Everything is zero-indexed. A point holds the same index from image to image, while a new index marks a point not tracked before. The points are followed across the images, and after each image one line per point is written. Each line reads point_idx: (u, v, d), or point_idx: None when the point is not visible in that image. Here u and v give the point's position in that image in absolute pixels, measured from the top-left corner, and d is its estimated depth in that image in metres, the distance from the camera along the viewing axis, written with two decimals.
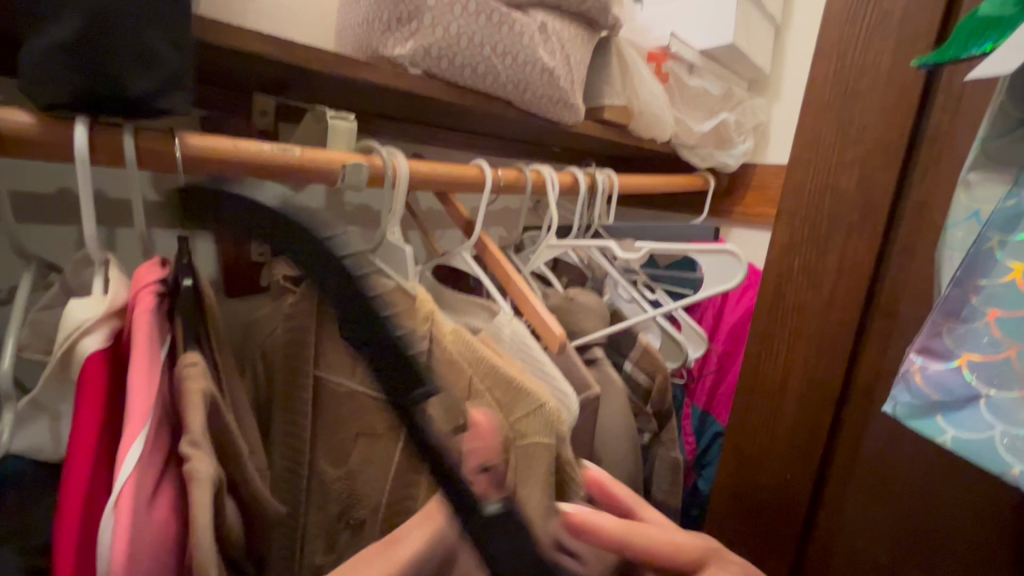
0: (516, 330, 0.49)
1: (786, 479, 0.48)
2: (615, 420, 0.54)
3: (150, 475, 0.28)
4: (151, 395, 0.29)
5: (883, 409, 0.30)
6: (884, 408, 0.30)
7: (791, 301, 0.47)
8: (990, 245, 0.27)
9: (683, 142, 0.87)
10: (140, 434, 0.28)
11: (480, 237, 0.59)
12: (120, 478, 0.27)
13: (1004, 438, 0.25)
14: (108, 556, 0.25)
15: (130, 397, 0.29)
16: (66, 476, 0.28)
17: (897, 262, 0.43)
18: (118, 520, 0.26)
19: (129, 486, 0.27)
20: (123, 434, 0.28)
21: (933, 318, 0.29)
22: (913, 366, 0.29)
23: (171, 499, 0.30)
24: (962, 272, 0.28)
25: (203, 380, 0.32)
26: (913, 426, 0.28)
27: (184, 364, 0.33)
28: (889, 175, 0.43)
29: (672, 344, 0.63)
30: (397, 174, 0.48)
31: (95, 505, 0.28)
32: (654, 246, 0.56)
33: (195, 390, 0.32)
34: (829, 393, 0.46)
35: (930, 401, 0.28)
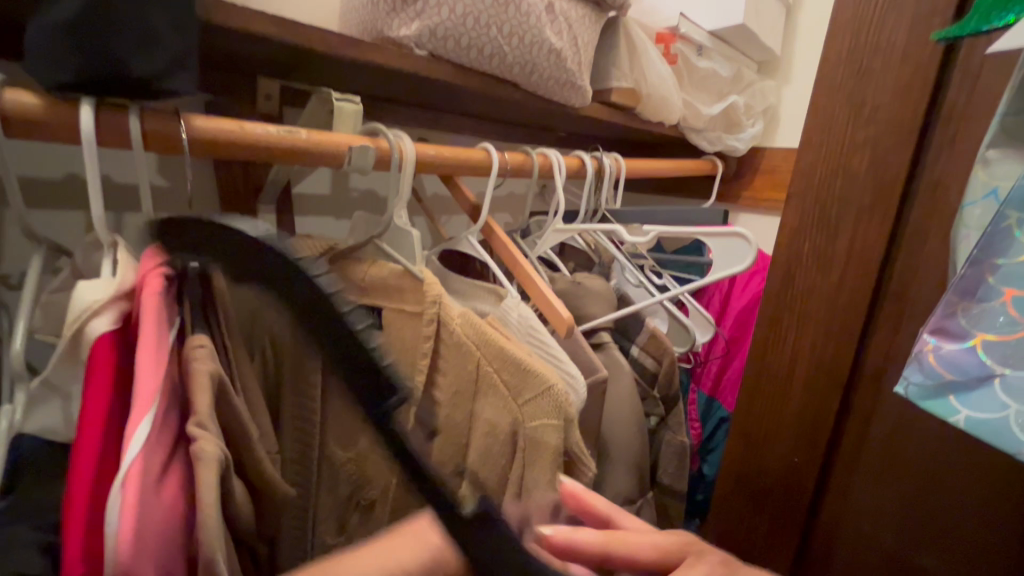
0: (523, 314, 0.49)
1: (793, 463, 0.48)
2: (622, 404, 0.54)
3: (156, 454, 0.28)
4: (159, 377, 0.30)
5: (895, 390, 0.30)
6: (895, 389, 0.30)
7: (801, 285, 0.47)
8: (1008, 224, 0.27)
9: (691, 126, 0.85)
10: (147, 414, 0.28)
11: (487, 222, 0.59)
12: (127, 458, 0.27)
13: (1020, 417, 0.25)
14: (114, 533, 0.25)
15: (136, 379, 0.29)
16: (75, 455, 0.28)
17: (909, 246, 0.42)
18: (125, 498, 0.26)
19: (136, 466, 0.27)
20: (129, 415, 0.28)
21: (948, 298, 0.28)
22: (926, 347, 0.29)
23: (182, 479, 0.30)
24: (978, 252, 0.27)
25: (211, 363, 0.33)
26: (925, 406, 0.28)
27: (192, 347, 0.33)
28: (903, 155, 0.42)
29: (679, 329, 0.63)
30: (403, 157, 0.48)
31: (105, 483, 0.28)
32: (662, 230, 0.55)
33: (203, 372, 0.32)
34: (838, 378, 0.45)
35: (943, 381, 0.28)
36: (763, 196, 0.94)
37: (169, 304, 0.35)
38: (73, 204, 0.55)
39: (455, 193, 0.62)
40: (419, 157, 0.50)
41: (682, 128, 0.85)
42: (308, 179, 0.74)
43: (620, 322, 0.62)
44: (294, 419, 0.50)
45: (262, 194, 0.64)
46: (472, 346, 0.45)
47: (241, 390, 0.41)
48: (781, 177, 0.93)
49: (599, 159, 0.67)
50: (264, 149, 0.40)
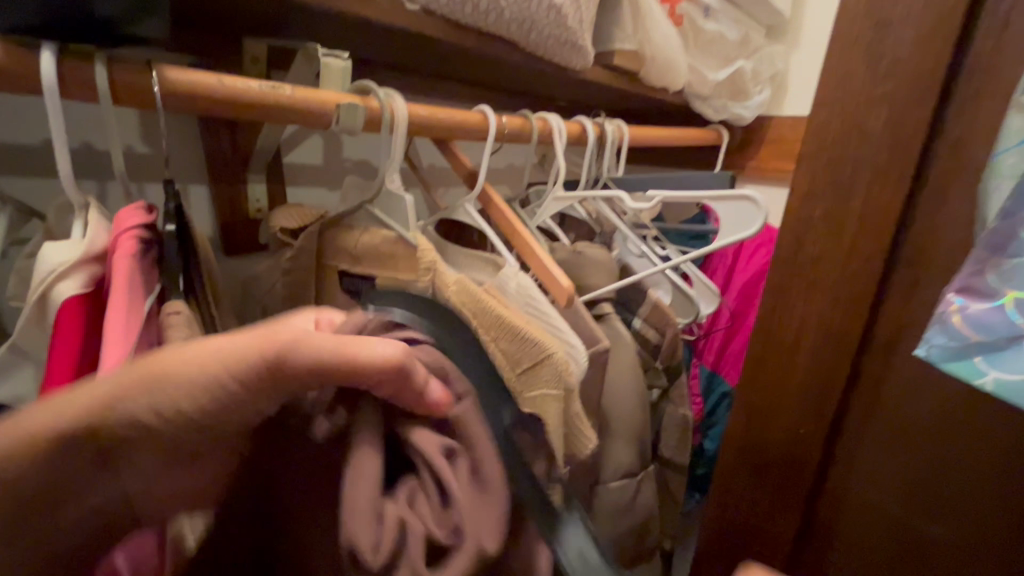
0: (522, 283, 0.47)
1: (799, 434, 0.47)
2: (623, 376, 0.52)
3: None
4: (127, 343, 0.28)
5: (916, 352, 0.29)
6: (916, 351, 0.29)
7: (810, 251, 0.45)
8: None
9: (695, 92, 0.82)
10: None
11: (484, 189, 0.56)
12: None
13: None
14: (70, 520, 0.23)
15: (104, 346, 0.28)
16: None
17: (926, 208, 0.40)
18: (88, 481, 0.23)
19: None
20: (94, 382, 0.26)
21: (977, 255, 0.27)
22: (951, 307, 0.28)
23: None
24: (1014, 205, 0.26)
25: (188, 331, 0.31)
26: (947, 368, 0.28)
27: (168, 313, 0.31)
28: (924, 111, 0.39)
29: (683, 300, 0.61)
30: (394, 117, 0.45)
31: None
32: (667, 195, 0.53)
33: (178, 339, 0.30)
34: (847, 346, 0.44)
35: (969, 342, 0.27)
36: (770, 166, 0.91)
37: (149, 270, 0.34)
38: (51, 172, 0.53)
39: (450, 160, 0.59)
40: (413, 118, 0.48)
41: (686, 95, 0.82)
42: (299, 147, 0.71)
43: (621, 293, 0.60)
44: None
45: (251, 162, 0.62)
46: (469, 315, 0.43)
47: None
48: (788, 147, 0.90)
49: (601, 125, 0.65)
50: (243, 105, 0.38)
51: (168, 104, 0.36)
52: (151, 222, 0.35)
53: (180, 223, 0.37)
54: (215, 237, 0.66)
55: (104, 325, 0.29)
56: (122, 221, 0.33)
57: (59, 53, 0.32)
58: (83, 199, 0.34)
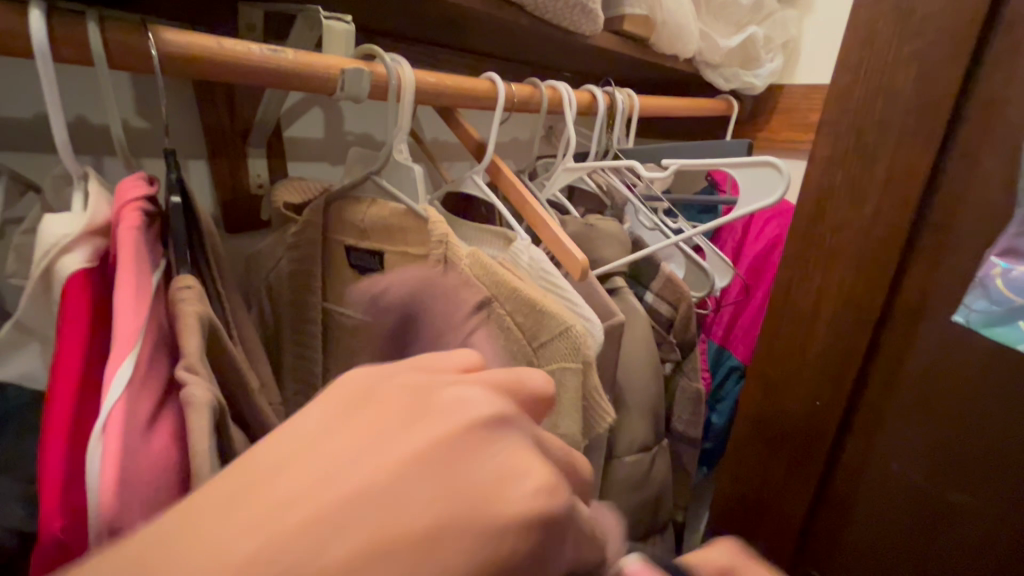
0: (534, 256, 0.46)
1: (815, 406, 0.46)
2: (637, 349, 0.52)
3: (145, 396, 0.26)
4: (140, 318, 0.27)
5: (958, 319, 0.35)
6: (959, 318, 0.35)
7: (831, 220, 0.43)
8: None
9: (707, 61, 0.80)
10: (130, 353, 0.26)
11: (492, 161, 0.55)
12: (106, 404, 0.24)
13: None
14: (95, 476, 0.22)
15: (116, 318, 0.27)
16: (52, 391, 0.26)
17: (957, 171, 0.38)
18: (106, 444, 0.23)
19: (116, 413, 0.24)
20: (113, 350, 0.25)
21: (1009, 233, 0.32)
22: (995, 271, 0.33)
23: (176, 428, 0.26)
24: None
25: (200, 305, 0.30)
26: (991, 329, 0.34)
27: (178, 287, 0.30)
28: (954, 71, 0.37)
29: (696, 273, 0.60)
30: (401, 83, 0.44)
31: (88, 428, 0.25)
32: (682, 164, 0.51)
33: (191, 313, 0.29)
34: (867, 316, 0.43)
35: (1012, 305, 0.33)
36: (781, 137, 0.89)
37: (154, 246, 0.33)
38: (47, 147, 0.51)
39: (457, 130, 0.57)
40: (419, 85, 0.46)
41: (697, 63, 0.80)
42: (301, 121, 0.69)
43: (633, 267, 0.59)
44: (295, 363, 0.50)
45: (252, 135, 0.60)
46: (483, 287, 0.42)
47: (238, 337, 0.39)
48: (798, 116, 0.88)
49: (611, 94, 0.63)
50: (244, 70, 0.36)
51: (167, 67, 0.34)
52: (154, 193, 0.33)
53: (183, 195, 0.35)
54: (217, 214, 0.64)
55: (116, 293, 0.27)
56: (124, 193, 0.32)
57: (48, 13, 0.31)
58: (82, 170, 0.33)
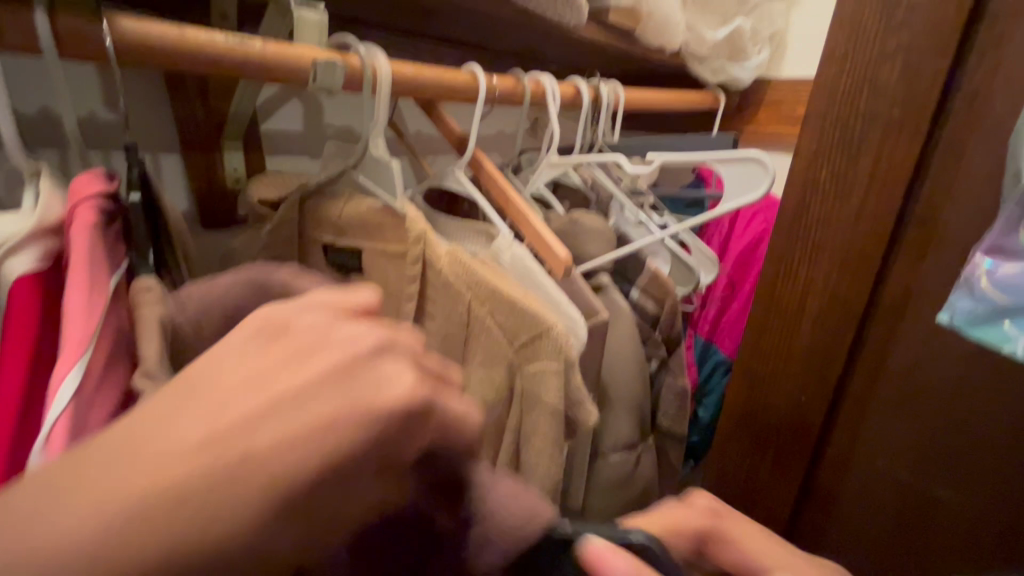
0: (517, 253, 0.45)
1: (800, 402, 0.46)
2: (622, 345, 0.51)
3: (91, 405, 0.25)
4: (90, 322, 0.26)
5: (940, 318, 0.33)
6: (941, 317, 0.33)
7: (816, 216, 0.43)
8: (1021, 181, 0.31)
9: (693, 53, 0.79)
10: (78, 360, 0.24)
11: (474, 155, 0.53)
12: (52, 414, 0.23)
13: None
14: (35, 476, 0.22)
15: (66, 326, 0.25)
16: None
17: (941, 166, 0.38)
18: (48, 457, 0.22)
19: (63, 420, 0.23)
20: (57, 363, 0.24)
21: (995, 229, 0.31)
22: (980, 270, 0.31)
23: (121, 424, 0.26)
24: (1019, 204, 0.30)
25: (163, 308, 0.28)
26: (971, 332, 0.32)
27: (138, 290, 0.29)
28: (939, 64, 0.37)
29: (682, 269, 0.59)
30: (377, 75, 0.42)
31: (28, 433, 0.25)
32: (666, 159, 0.50)
33: (150, 318, 0.27)
34: (852, 312, 0.42)
35: (999, 305, 0.31)
36: (768, 130, 0.89)
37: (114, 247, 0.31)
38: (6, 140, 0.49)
39: (438, 124, 0.56)
40: (396, 77, 0.44)
41: (683, 56, 0.79)
42: (278, 114, 0.67)
43: (618, 262, 0.58)
44: None
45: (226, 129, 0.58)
46: (462, 285, 0.41)
47: None
48: (785, 110, 0.87)
49: (596, 87, 0.62)
50: (206, 60, 0.35)
51: (122, 57, 0.33)
52: (112, 189, 0.32)
53: (145, 191, 0.34)
54: (191, 210, 0.62)
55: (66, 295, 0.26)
56: (78, 190, 0.30)
57: None
58: (33, 165, 0.31)
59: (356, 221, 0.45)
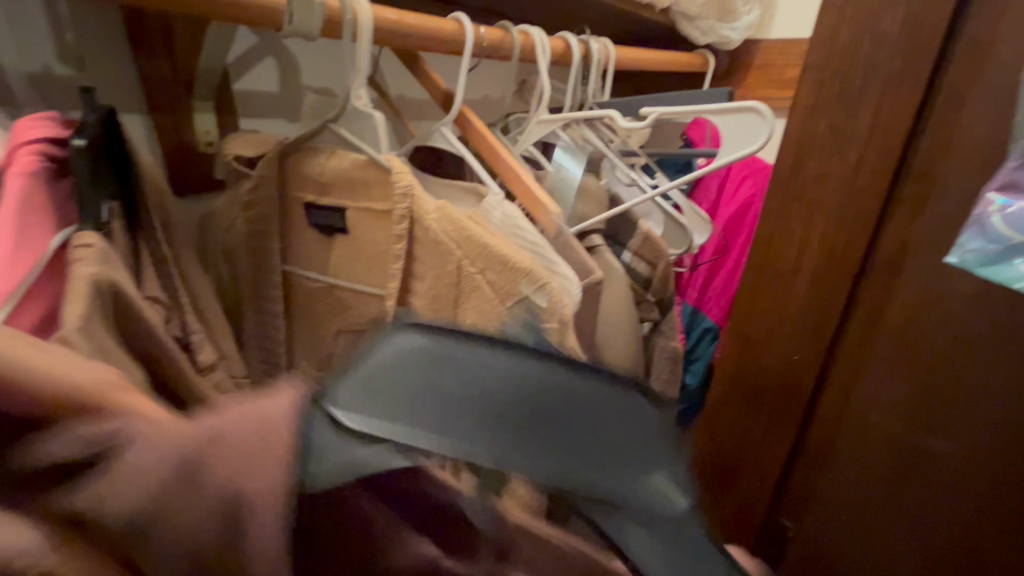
0: (507, 212, 0.43)
1: (794, 359, 0.45)
2: (616, 305, 0.50)
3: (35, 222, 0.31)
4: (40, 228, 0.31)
5: (951, 261, 0.32)
6: (952, 259, 0.32)
7: (813, 170, 0.42)
8: None
9: (683, 12, 0.77)
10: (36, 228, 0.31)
11: (462, 111, 0.52)
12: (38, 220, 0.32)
13: None
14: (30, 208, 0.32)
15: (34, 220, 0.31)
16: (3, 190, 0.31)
17: (940, 116, 0.37)
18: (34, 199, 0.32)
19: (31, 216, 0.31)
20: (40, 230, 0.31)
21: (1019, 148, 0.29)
22: (992, 208, 0.30)
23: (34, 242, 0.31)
24: None
25: (97, 266, 0.30)
26: (983, 273, 0.31)
27: (78, 245, 0.30)
28: (943, 9, 0.35)
29: (674, 229, 0.58)
30: (357, 18, 0.40)
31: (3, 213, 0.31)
32: (660, 112, 0.49)
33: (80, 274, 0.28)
34: (847, 269, 0.42)
35: (1011, 242, 0.29)
36: (757, 93, 0.88)
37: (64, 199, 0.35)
38: None
39: (424, 80, 0.54)
40: (379, 24, 0.42)
41: (673, 14, 0.77)
42: (252, 73, 0.64)
43: (610, 226, 0.57)
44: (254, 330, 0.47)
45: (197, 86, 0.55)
46: (452, 244, 0.41)
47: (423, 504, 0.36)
48: (774, 73, 0.86)
49: (586, 43, 0.60)
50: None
51: None
52: (61, 137, 0.35)
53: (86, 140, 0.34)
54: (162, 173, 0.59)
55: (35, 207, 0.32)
56: (20, 130, 0.34)
57: None
58: None
59: (340, 178, 0.44)
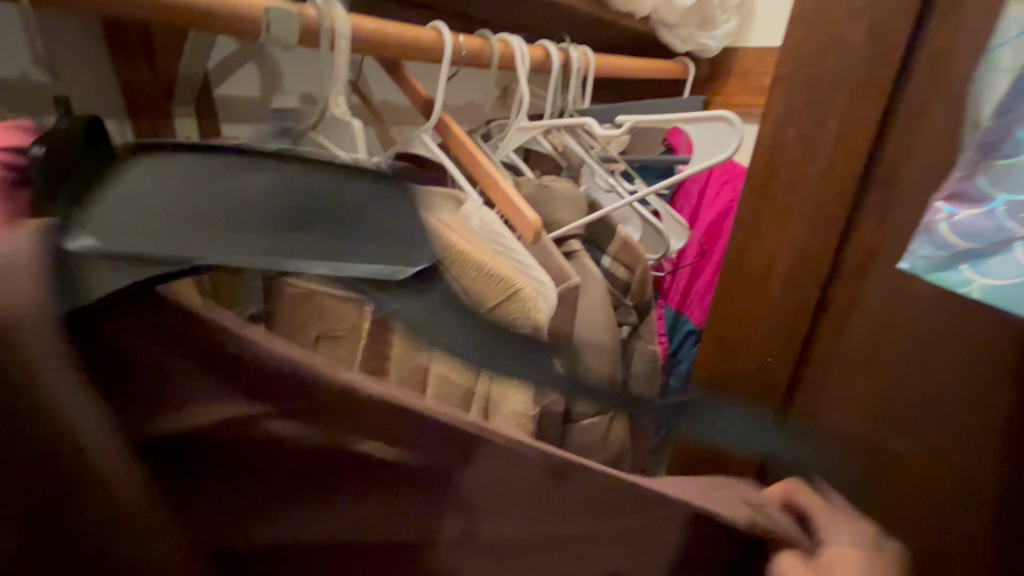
0: (485, 219, 0.46)
1: (767, 362, 0.46)
2: (594, 309, 0.51)
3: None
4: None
5: (900, 266, 0.31)
6: (901, 264, 0.30)
7: (783, 179, 0.43)
8: None
9: (663, 20, 0.79)
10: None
11: (441, 118, 0.52)
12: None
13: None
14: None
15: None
16: None
17: (903, 125, 0.39)
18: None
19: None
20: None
21: (970, 155, 0.27)
22: (940, 216, 0.29)
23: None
24: (1009, 101, 0.26)
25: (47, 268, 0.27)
26: (933, 278, 0.29)
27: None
28: (903, 23, 0.37)
29: (652, 234, 0.60)
30: (334, 28, 0.41)
31: None
32: (636, 120, 0.50)
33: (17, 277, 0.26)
34: (817, 275, 0.43)
35: (957, 251, 0.28)
36: (736, 100, 0.89)
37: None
38: None
39: (404, 88, 0.54)
40: (357, 33, 0.43)
41: (653, 22, 0.78)
42: (234, 79, 0.64)
43: (589, 230, 0.58)
44: None
45: (177, 92, 0.55)
46: None
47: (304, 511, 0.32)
48: (752, 80, 0.88)
49: (566, 51, 0.60)
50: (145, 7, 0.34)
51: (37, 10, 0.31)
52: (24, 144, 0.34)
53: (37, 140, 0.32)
54: None
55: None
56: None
57: None
58: None
59: None
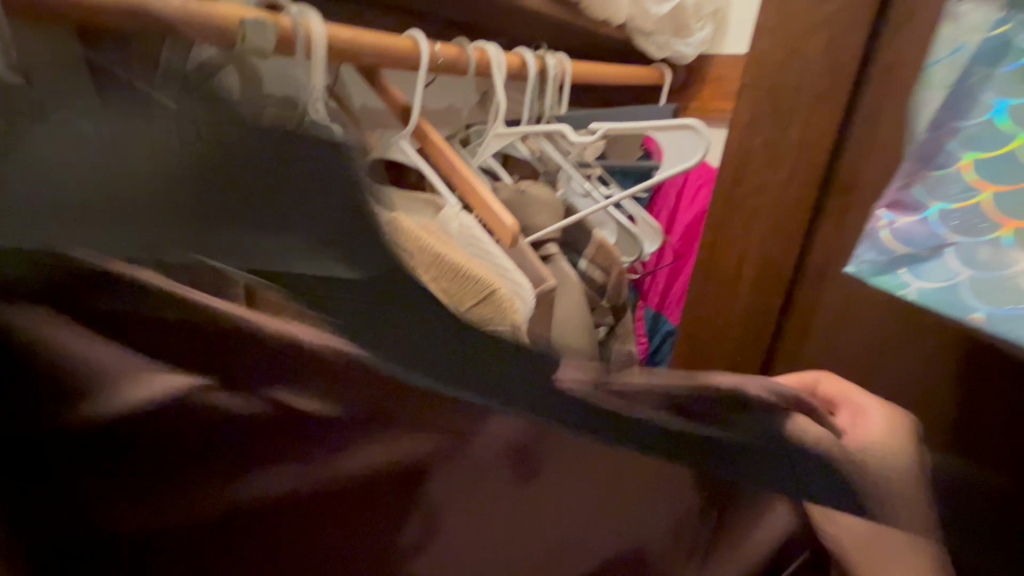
0: (464, 223, 0.48)
1: (736, 361, 0.48)
2: (571, 310, 0.52)
3: None
4: None
5: (848, 271, 0.32)
6: (849, 269, 0.32)
7: (749, 185, 0.44)
8: (974, 80, 0.28)
9: (638, 27, 0.80)
10: None
11: (420, 125, 0.54)
12: None
13: (970, 283, 0.28)
14: None
15: None
16: None
17: (858, 134, 0.40)
18: None
19: None
20: None
21: (909, 165, 0.30)
22: (880, 223, 0.31)
23: None
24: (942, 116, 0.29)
25: None
26: (878, 282, 0.31)
27: None
28: (858, 37, 0.38)
29: (626, 238, 0.62)
30: (311, 39, 0.42)
31: None
32: (609, 127, 0.51)
33: None
34: (781, 276, 0.45)
35: (897, 256, 0.30)
36: (711, 105, 0.91)
37: None
38: None
39: (381, 93, 0.55)
40: (334, 42, 0.44)
41: (629, 30, 0.80)
42: None
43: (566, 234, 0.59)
44: None
45: None
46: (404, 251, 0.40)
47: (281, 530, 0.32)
48: (726, 86, 0.90)
49: (542, 59, 0.62)
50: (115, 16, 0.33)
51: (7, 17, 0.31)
52: None
53: None
54: None
55: None
56: None
57: None
58: None
59: None
